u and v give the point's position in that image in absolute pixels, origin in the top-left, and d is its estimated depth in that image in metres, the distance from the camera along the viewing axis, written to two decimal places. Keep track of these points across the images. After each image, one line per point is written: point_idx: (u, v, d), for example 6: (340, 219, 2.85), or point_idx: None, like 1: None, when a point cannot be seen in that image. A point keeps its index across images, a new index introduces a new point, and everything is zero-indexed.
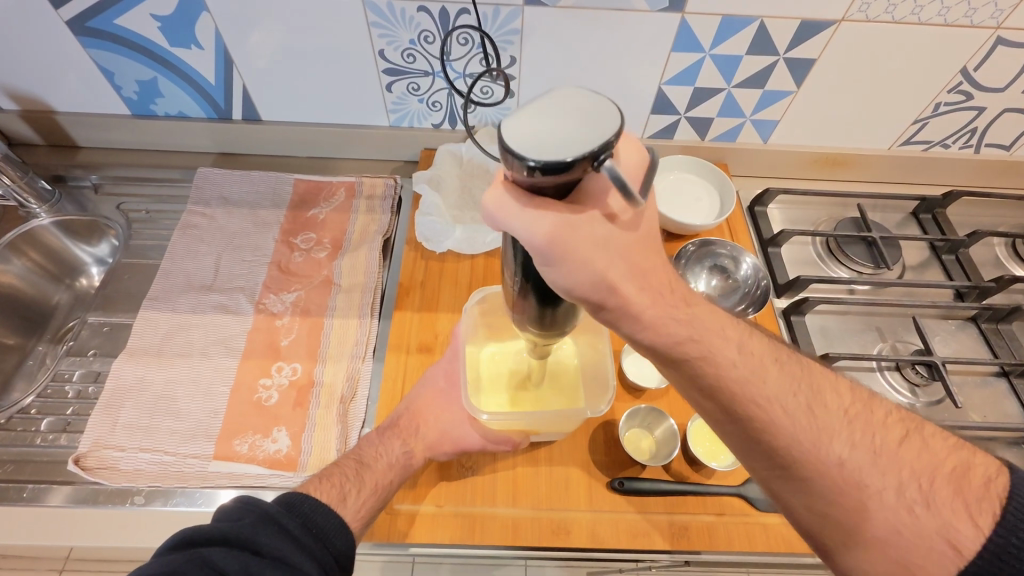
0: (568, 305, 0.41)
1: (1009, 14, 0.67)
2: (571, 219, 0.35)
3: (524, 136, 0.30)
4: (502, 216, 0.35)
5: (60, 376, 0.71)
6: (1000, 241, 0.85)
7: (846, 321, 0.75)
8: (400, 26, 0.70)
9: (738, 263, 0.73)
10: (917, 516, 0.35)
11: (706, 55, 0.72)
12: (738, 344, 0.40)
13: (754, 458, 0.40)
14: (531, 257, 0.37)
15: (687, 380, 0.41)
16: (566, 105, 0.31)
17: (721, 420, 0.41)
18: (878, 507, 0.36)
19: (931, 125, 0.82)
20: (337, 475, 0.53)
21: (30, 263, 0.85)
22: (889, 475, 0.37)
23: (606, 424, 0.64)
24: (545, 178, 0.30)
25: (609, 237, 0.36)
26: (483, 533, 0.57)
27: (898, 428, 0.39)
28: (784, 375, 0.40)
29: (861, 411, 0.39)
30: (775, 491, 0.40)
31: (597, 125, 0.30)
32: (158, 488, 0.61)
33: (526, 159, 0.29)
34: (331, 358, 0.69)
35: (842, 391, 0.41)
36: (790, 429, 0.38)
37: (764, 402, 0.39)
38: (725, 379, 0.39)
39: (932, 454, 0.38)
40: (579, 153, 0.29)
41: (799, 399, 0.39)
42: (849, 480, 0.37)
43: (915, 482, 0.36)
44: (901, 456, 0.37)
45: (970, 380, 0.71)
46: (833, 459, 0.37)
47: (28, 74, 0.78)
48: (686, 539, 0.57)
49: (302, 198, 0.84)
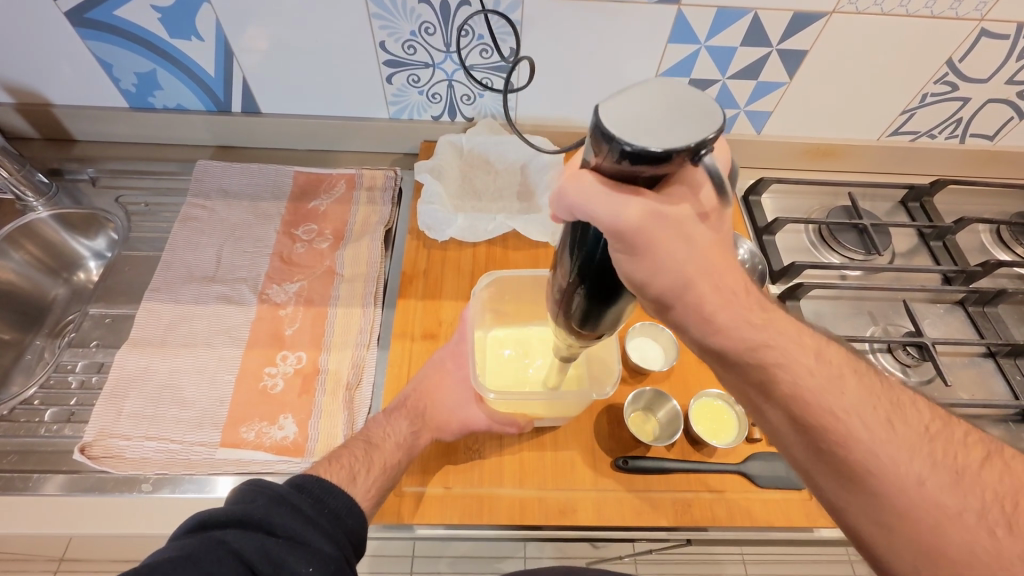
0: (623, 301, 0.41)
1: (992, 6, 0.69)
2: (660, 209, 0.35)
3: (622, 118, 0.30)
4: (587, 201, 0.35)
5: (62, 367, 0.71)
6: (984, 228, 0.88)
7: (838, 306, 0.78)
8: (401, 18, 0.71)
9: (735, 249, 0.74)
10: (997, 539, 0.33)
11: (701, 46, 0.74)
12: (810, 354, 0.40)
13: (820, 470, 0.39)
14: (598, 242, 0.38)
15: (757, 387, 0.40)
16: (669, 94, 0.31)
17: (790, 428, 0.39)
18: (955, 527, 0.33)
19: (918, 115, 0.85)
20: (346, 457, 0.53)
21: (27, 256, 0.85)
22: (969, 495, 0.34)
23: (610, 407, 0.66)
24: (638, 164, 0.31)
25: (693, 234, 0.38)
26: (491, 513, 0.58)
27: (979, 449, 0.37)
28: (861, 387, 0.39)
29: (941, 429, 0.37)
30: (839, 509, 0.38)
31: (698, 119, 0.30)
32: (166, 475, 0.61)
33: (622, 143, 0.30)
34: (336, 346, 0.70)
35: (922, 407, 0.39)
36: (864, 438, 0.36)
37: (838, 410, 0.38)
38: (798, 386, 0.39)
39: (1016, 479, 0.35)
40: (677, 145, 0.29)
41: (876, 410, 0.38)
42: (926, 497, 0.35)
43: (998, 505, 0.34)
44: (983, 477, 0.35)
45: (959, 361, 0.74)
46: (908, 474, 0.35)
47: (24, 66, 0.77)
48: (690, 516, 0.59)
49: (303, 190, 0.84)
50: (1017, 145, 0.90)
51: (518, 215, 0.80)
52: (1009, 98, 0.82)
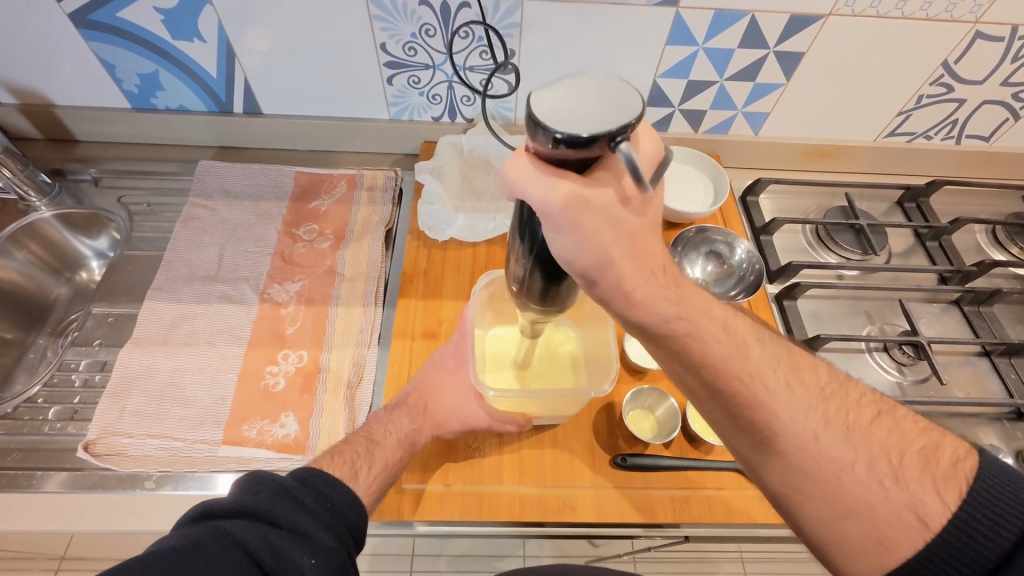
0: (567, 287, 0.42)
1: (987, 9, 0.70)
2: (586, 192, 0.35)
3: (550, 108, 0.31)
4: (519, 180, 0.36)
5: (65, 366, 0.72)
6: (980, 228, 0.88)
7: (836, 306, 0.78)
8: (402, 20, 0.72)
9: (733, 248, 0.76)
10: (887, 490, 0.36)
11: (699, 49, 0.75)
12: (719, 325, 0.41)
13: (734, 432, 0.41)
14: (535, 230, 0.39)
15: (672, 357, 0.41)
16: (595, 82, 0.33)
17: (704, 395, 0.42)
18: (849, 479, 0.37)
19: (914, 116, 0.85)
20: (348, 452, 0.54)
21: (30, 256, 0.85)
22: (861, 451, 0.38)
23: (608, 406, 0.66)
24: (568, 151, 0.32)
25: (619, 218, 0.37)
26: (491, 510, 0.58)
27: (870, 408, 0.40)
28: (767, 353, 0.41)
29: (837, 391, 0.41)
30: (751, 466, 0.41)
31: (620, 107, 0.31)
32: (169, 472, 0.62)
33: (552, 131, 0.31)
34: (337, 345, 0.70)
35: (819, 371, 0.42)
36: (769, 403, 0.39)
37: (746, 376, 0.40)
38: (710, 355, 0.40)
39: (902, 434, 0.39)
40: (601, 131, 0.31)
41: (779, 375, 0.40)
42: (823, 454, 0.38)
43: (886, 458, 0.37)
44: (873, 434, 0.38)
45: (954, 360, 0.74)
46: (808, 434, 0.38)
47: (27, 67, 0.78)
48: (687, 513, 0.59)
49: (304, 190, 0.85)
50: (1013, 146, 0.91)
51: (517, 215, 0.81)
52: (1004, 99, 0.83)
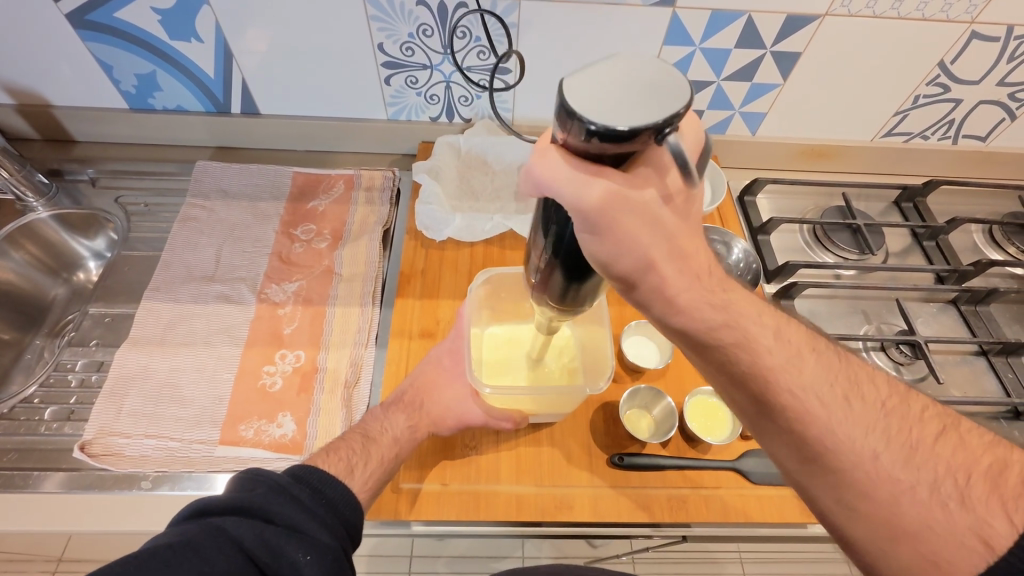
0: (592, 285, 0.42)
1: (982, 9, 0.70)
2: (623, 190, 0.35)
3: (586, 98, 0.31)
4: (553, 178, 0.35)
5: (62, 366, 0.71)
6: (977, 228, 0.89)
7: (832, 305, 0.78)
8: (399, 20, 0.72)
9: (730, 248, 0.75)
10: (950, 512, 0.34)
11: (696, 49, 0.75)
12: (772, 333, 0.41)
13: (784, 449, 0.40)
14: (564, 225, 0.38)
15: (721, 371, 0.41)
16: (633, 70, 0.32)
17: (754, 409, 0.41)
18: (909, 500, 0.35)
19: (911, 117, 0.85)
20: (344, 449, 0.54)
21: (27, 256, 0.85)
22: (923, 470, 0.36)
23: (604, 405, 0.66)
24: (604, 143, 0.31)
25: (659, 218, 0.37)
26: (488, 508, 0.58)
27: (934, 423, 0.38)
28: (821, 366, 0.40)
29: (898, 406, 0.39)
30: (803, 484, 0.40)
31: (662, 97, 0.30)
32: (165, 473, 0.61)
33: (587, 122, 0.30)
34: (334, 345, 0.70)
35: (879, 384, 0.40)
36: (823, 418, 0.38)
37: (799, 390, 0.39)
38: (760, 367, 0.40)
39: (968, 451, 0.36)
40: (646, 122, 0.30)
41: (835, 390, 0.39)
42: (882, 473, 0.36)
43: (950, 477, 0.35)
44: (936, 451, 0.36)
45: (951, 359, 0.74)
46: (866, 451, 0.37)
47: (24, 67, 0.78)
48: (683, 512, 0.59)
49: (302, 190, 0.85)
50: (1010, 146, 0.91)
51: (516, 215, 0.81)
52: (1000, 99, 0.83)
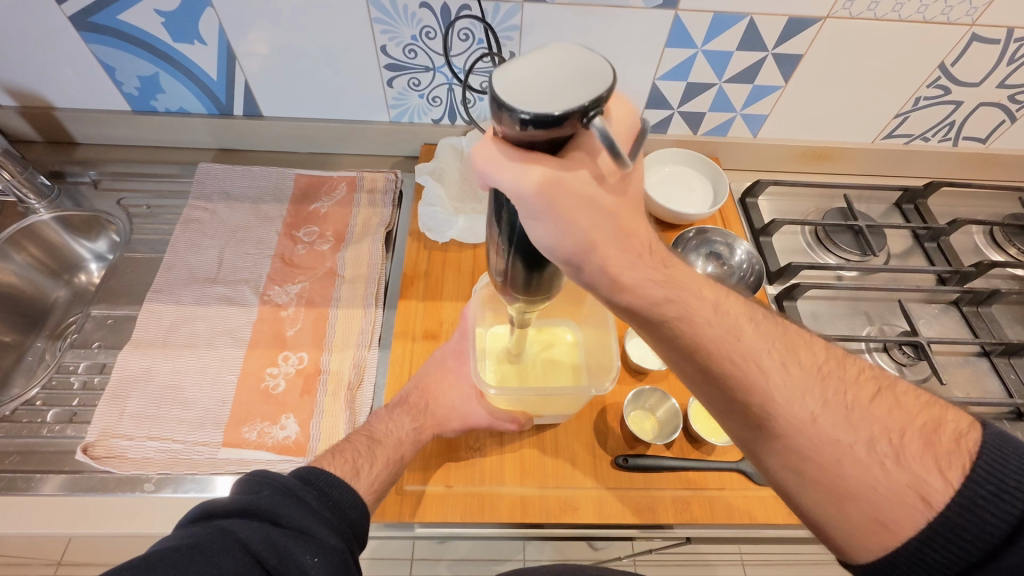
0: (551, 274, 0.41)
1: (983, 12, 0.70)
2: (561, 173, 0.34)
3: (515, 89, 0.31)
4: (492, 169, 0.35)
5: (64, 368, 0.71)
6: (978, 230, 0.89)
7: (835, 306, 0.79)
8: (402, 22, 0.72)
9: (732, 249, 0.76)
10: (887, 470, 0.35)
11: (698, 50, 0.75)
12: (711, 307, 0.41)
13: (731, 416, 0.41)
14: (512, 218, 0.37)
15: (667, 344, 0.41)
16: (557, 59, 0.32)
17: (701, 380, 0.41)
18: (849, 462, 0.36)
19: (911, 118, 0.86)
20: (349, 451, 0.54)
21: (29, 258, 0.85)
22: (859, 430, 0.37)
23: (610, 407, 0.66)
24: (538, 130, 0.31)
25: (595, 199, 0.36)
26: (493, 510, 0.58)
27: (870, 385, 0.39)
28: (761, 333, 0.41)
29: (834, 369, 0.40)
30: (752, 450, 0.41)
31: (587, 82, 0.31)
32: (168, 475, 0.61)
33: (517, 112, 0.30)
34: (337, 347, 0.70)
35: (817, 350, 0.41)
36: (764, 385, 0.39)
37: (739, 359, 0.39)
38: (702, 338, 0.40)
39: (903, 411, 0.38)
40: (572, 107, 0.30)
41: (773, 356, 0.40)
42: (820, 434, 0.37)
43: (885, 437, 0.36)
44: (872, 412, 0.37)
45: (953, 360, 0.75)
46: (804, 414, 0.38)
47: (26, 68, 0.78)
48: (689, 513, 0.59)
49: (304, 193, 0.85)
50: (1011, 148, 0.91)
51: None
52: (1000, 101, 0.83)
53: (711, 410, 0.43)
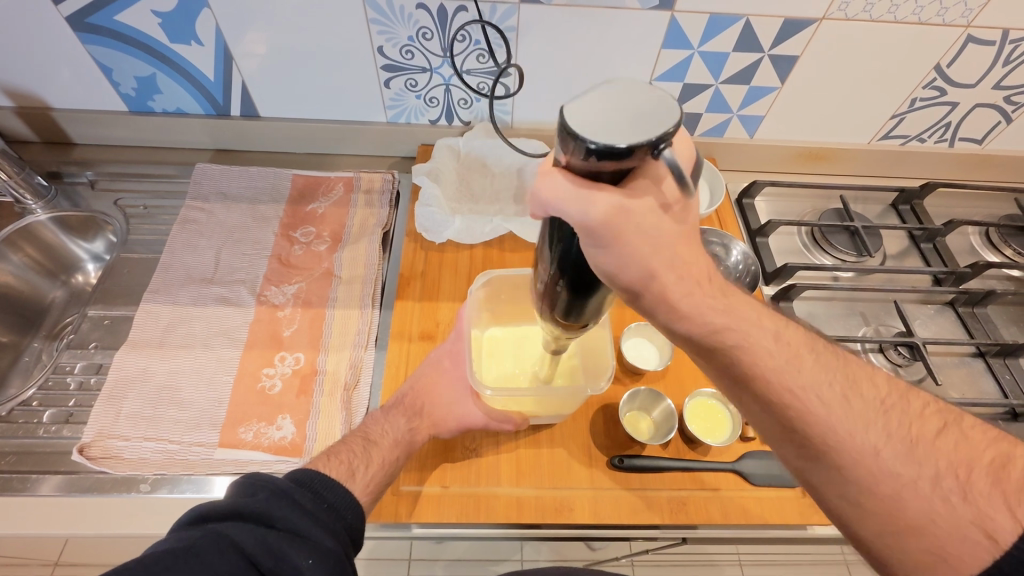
0: (600, 298, 0.42)
1: (978, 13, 0.71)
2: (626, 203, 0.35)
3: (585, 117, 0.31)
4: (555, 197, 0.35)
5: (60, 369, 0.71)
6: (975, 231, 0.89)
7: (830, 306, 0.79)
8: (399, 23, 0.72)
9: (729, 250, 0.76)
10: (952, 506, 0.34)
11: (694, 52, 0.75)
12: (771, 337, 0.41)
13: (788, 446, 0.41)
14: (570, 243, 0.38)
15: (726, 372, 0.42)
16: (627, 90, 0.32)
17: (759, 410, 0.41)
18: (912, 496, 0.35)
19: (907, 120, 0.86)
20: (345, 452, 0.54)
21: (26, 259, 0.85)
22: (923, 465, 0.36)
23: (604, 407, 0.66)
24: (603, 160, 0.31)
25: (658, 228, 0.37)
26: (487, 511, 0.58)
27: (935, 420, 0.38)
28: (819, 365, 0.40)
29: (897, 402, 0.39)
30: (810, 481, 0.40)
31: (656, 115, 0.31)
32: (164, 476, 0.61)
33: (587, 141, 0.30)
34: (334, 348, 0.70)
35: (878, 382, 0.40)
36: (823, 417, 0.38)
37: (799, 390, 0.39)
38: (761, 368, 0.40)
39: (970, 447, 0.36)
40: (639, 140, 0.30)
41: (834, 389, 0.39)
42: (883, 468, 0.36)
43: (951, 472, 0.35)
44: (937, 446, 0.37)
45: (949, 361, 0.75)
46: (866, 447, 0.37)
47: (23, 68, 0.78)
48: (684, 514, 0.59)
49: (301, 193, 0.85)
50: (1007, 149, 0.92)
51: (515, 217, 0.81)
52: (996, 103, 0.83)
53: (770, 440, 0.43)
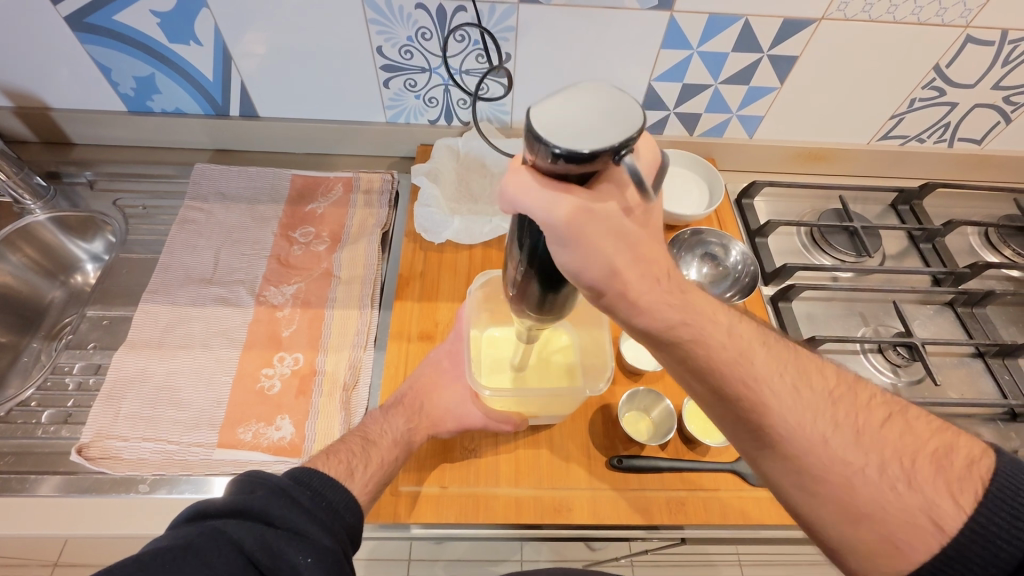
0: (567, 293, 0.42)
1: (977, 14, 0.71)
2: (590, 204, 0.36)
3: (550, 121, 0.31)
4: (522, 195, 0.35)
5: (59, 369, 0.71)
6: (973, 231, 0.89)
7: (830, 307, 0.79)
8: (397, 23, 0.72)
9: (728, 250, 0.76)
10: (900, 494, 0.35)
11: (694, 52, 0.75)
12: (724, 331, 0.41)
13: (743, 437, 0.41)
14: (536, 239, 0.38)
15: (678, 363, 0.41)
16: (592, 95, 0.32)
17: (712, 400, 0.41)
18: (862, 484, 0.36)
19: (906, 120, 0.86)
20: (343, 452, 0.54)
21: (25, 259, 0.85)
22: (871, 454, 0.37)
23: (604, 408, 0.66)
24: (567, 164, 0.31)
25: (624, 231, 0.38)
26: (487, 511, 0.58)
27: (881, 410, 0.39)
28: (771, 357, 0.40)
29: (846, 393, 0.40)
30: (761, 470, 0.41)
31: (619, 120, 0.31)
32: (163, 476, 0.61)
33: (551, 146, 0.31)
34: (333, 348, 0.70)
35: (828, 373, 0.41)
36: (777, 408, 0.38)
37: (754, 382, 0.39)
38: (716, 360, 0.40)
39: (914, 436, 0.38)
40: (604, 146, 0.30)
41: (786, 380, 0.39)
42: (834, 458, 0.37)
43: (897, 461, 0.36)
44: (884, 436, 0.37)
45: (948, 361, 0.75)
46: (817, 438, 0.37)
47: (22, 68, 0.78)
48: (683, 515, 0.59)
49: (300, 193, 0.85)
50: (1006, 149, 0.92)
51: None
52: (995, 103, 0.83)
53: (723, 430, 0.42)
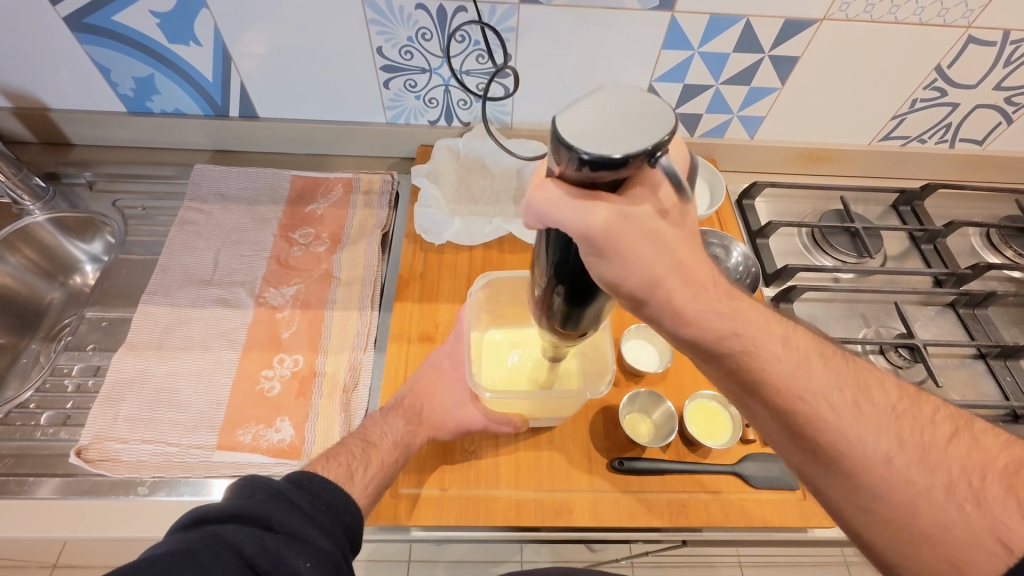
0: (600, 302, 0.42)
1: (979, 14, 0.70)
2: (625, 210, 0.35)
3: (578, 127, 0.31)
4: (552, 208, 0.35)
5: (58, 371, 0.71)
6: (974, 231, 0.89)
7: (831, 308, 0.78)
8: (398, 24, 0.72)
9: (729, 251, 0.76)
10: (966, 514, 0.33)
11: (694, 53, 0.75)
12: (779, 342, 0.40)
13: (797, 453, 0.40)
14: (567, 250, 0.38)
15: (728, 375, 0.41)
16: (619, 98, 0.32)
17: (766, 414, 0.40)
18: (926, 503, 0.34)
19: (908, 120, 0.86)
20: (343, 455, 0.53)
21: (24, 260, 0.85)
22: (937, 473, 0.35)
23: (604, 410, 0.66)
24: (598, 170, 0.31)
25: (659, 234, 0.37)
26: (487, 513, 0.58)
27: (946, 425, 0.37)
28: (831, 371, 0.39)
29: (909, 408, 0.38)
30: (817, 487, 0.39)
31: (651, 123, 0.31)
32: (162, 479, 0.61)
33: (580, 151, 0.30)
34: (332, 350, 0.70)
35: (889, 387, 0.39)
36: (834, 423, 0.37)
37: (810, 396, 0.38)
38: (771, 374, 0.39)
39: (983, 453, 0.36)
40: (634, 150, 0.30)
41: (844, 394, 0.38)
42: (896, 476, 0.35)
43: (965, 480, 0.34)
44: (949, 453, 0.36)
45: (950, 362, 0.75)
46: (878, 454, 0.36)
47: (20, 69, 0.77)
48: (685, 517, 0.59)
49: (300, 194, 0.85)
50: (1008, 150, 0.91)
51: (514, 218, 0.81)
52: (997, 103, 0.83)
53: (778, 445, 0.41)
